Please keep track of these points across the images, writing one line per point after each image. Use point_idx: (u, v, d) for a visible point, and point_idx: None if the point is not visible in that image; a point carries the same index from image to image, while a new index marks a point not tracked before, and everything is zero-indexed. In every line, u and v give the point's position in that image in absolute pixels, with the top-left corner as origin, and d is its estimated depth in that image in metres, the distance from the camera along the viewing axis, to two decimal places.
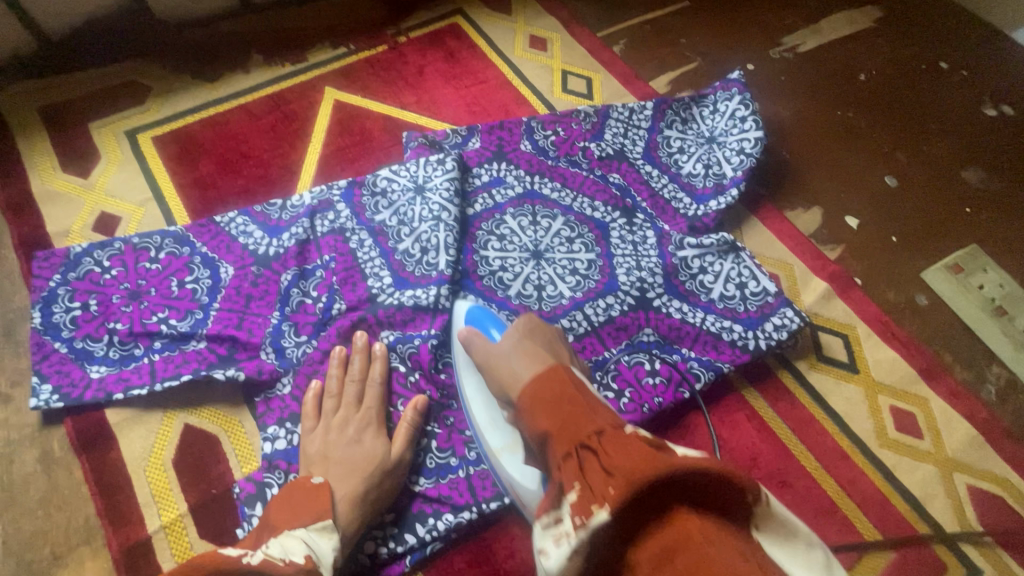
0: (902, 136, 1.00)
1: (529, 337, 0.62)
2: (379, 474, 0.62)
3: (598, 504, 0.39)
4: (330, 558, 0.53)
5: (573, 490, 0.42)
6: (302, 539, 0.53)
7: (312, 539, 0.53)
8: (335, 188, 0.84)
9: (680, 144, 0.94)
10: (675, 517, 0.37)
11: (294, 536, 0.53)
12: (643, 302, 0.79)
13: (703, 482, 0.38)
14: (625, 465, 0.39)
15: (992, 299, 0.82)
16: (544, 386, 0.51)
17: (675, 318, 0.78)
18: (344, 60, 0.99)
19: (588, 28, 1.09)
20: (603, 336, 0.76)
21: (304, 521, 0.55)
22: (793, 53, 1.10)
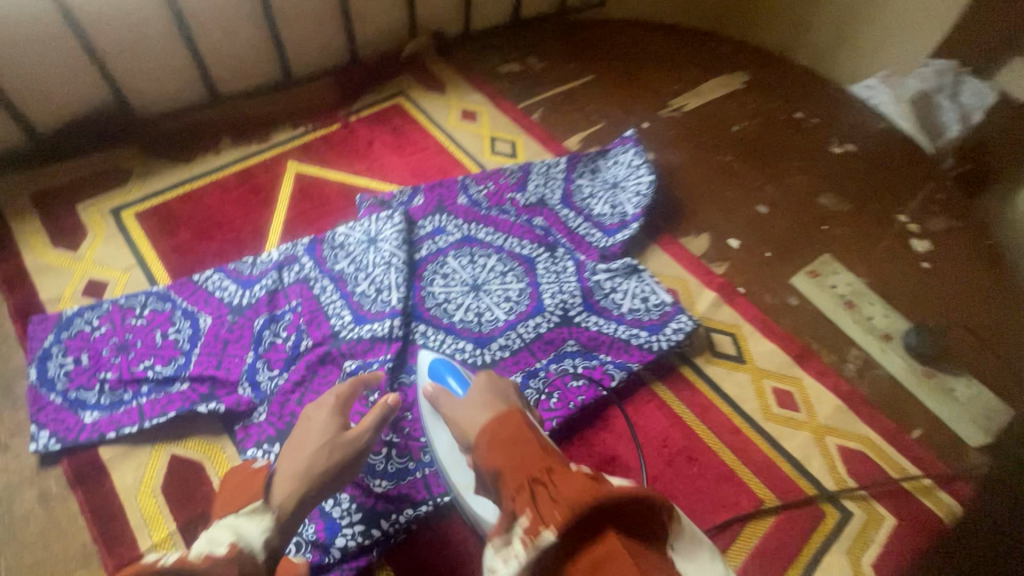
0: (770, 173, 1.24)
1: (488, 389, 0.71)
2: (330, 451, 0.71)
3: (546, 527, 0.50)
4: (256, 541, 0.60)
5: (524, 516, 0.53)
6: (231, 526, 0.60)
7: (241, 524, 0.61)
8: (299, 244, 0.99)
9: (591, 190, 1.13)
10: (604, 536, 0.49)
11: (222, 524, 0.61)
12: (566, 319, 0.94)
13: (632, 507, 0.51)
14: (569, 496, 0.52)
15: (843, 295, 1.02)
16: (501, 427, 0.64)
17: (592, 329, 0.93)
18: (302, 138, 1.16)
19: (510, 101, 1.31)
20: (534, 350, 0.91)
21: (237, 508, 0.64)
22: (679, 112, 1.35)
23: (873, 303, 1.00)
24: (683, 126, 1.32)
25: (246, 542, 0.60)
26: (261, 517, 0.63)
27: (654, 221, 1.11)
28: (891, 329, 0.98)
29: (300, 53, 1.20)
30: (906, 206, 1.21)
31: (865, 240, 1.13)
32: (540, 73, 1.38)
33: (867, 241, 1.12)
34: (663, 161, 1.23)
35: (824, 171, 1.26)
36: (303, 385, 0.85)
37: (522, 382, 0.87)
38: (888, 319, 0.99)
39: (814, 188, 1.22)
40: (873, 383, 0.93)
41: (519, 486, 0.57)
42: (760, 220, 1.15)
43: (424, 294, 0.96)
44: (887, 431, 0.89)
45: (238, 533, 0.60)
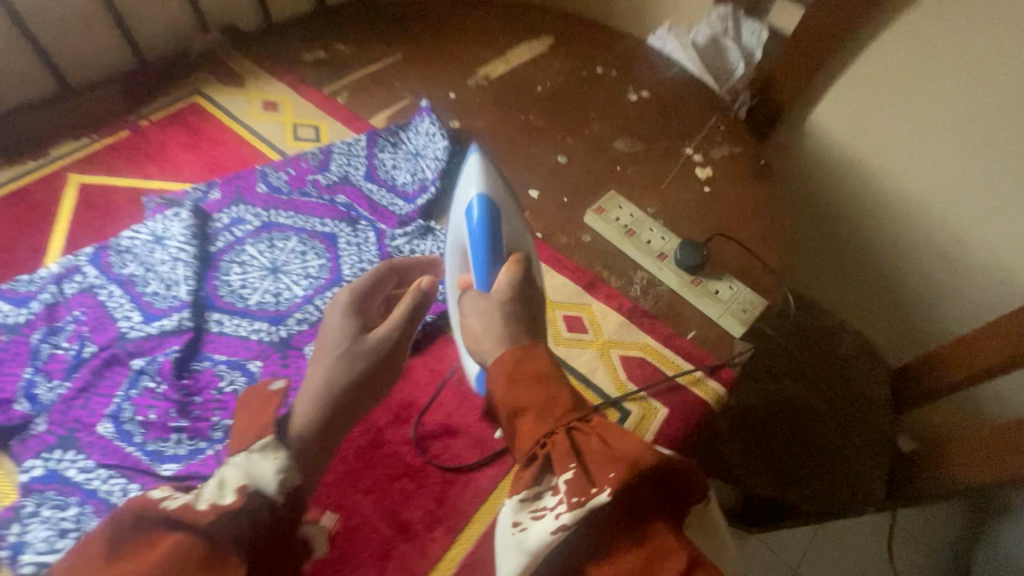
0: (570, 126, 1.33)
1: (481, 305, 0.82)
2: (343, 362, 0.80)
3: (601, 488, 0.64)
4: (261, 480, 0.61)
5: (568, 471, 0.66)
6: (242, 470, 0.61)
7: (251, 465, 0.62)
8: (81, 254, 0.95)
9: (393, 162, 1.17)
10: (653, 536, 0.64)
11: (230, 467, 0.62)
12: None
13: (678, 471, 0.68)
14: (624, 456, 0.66)
15: (625, 225, 1.10)
16: (520, 372, 0.74)
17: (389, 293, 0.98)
18: (87, 149, 1.13)
19: (315, 87, 1.32)
20: None
21: (246, 442, 0.66)
22: (486, 80, 1.40)
23: (651, 230, 1.10)
24: (489, 92, 1.38)
25: (256, 484, 0.60)
26: (273, 457, 0.63)
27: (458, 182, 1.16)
28: (666, 250, 1.08)
29: (73, 60, 1.15)
30: (692, 140, 1.34)
31: (654, 175, 1.25)
32: (345, 56, 1.39)
33: (655, 177, 1.25)
34: (469, 129, 1.30)
35: (620, 119, 1.36)
36: (87, 391, 0.83)
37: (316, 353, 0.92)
38: (663, 241, 1.09)
39: (610, 135, 1.32)
40: (656, 297, 1.03)
41: (541, 440, 0.70)
42: (560, 170, 1.24)
43: (219, 282, 0.96)
44: (666, 336, 0.99)
45: (249, 475, 0.61)
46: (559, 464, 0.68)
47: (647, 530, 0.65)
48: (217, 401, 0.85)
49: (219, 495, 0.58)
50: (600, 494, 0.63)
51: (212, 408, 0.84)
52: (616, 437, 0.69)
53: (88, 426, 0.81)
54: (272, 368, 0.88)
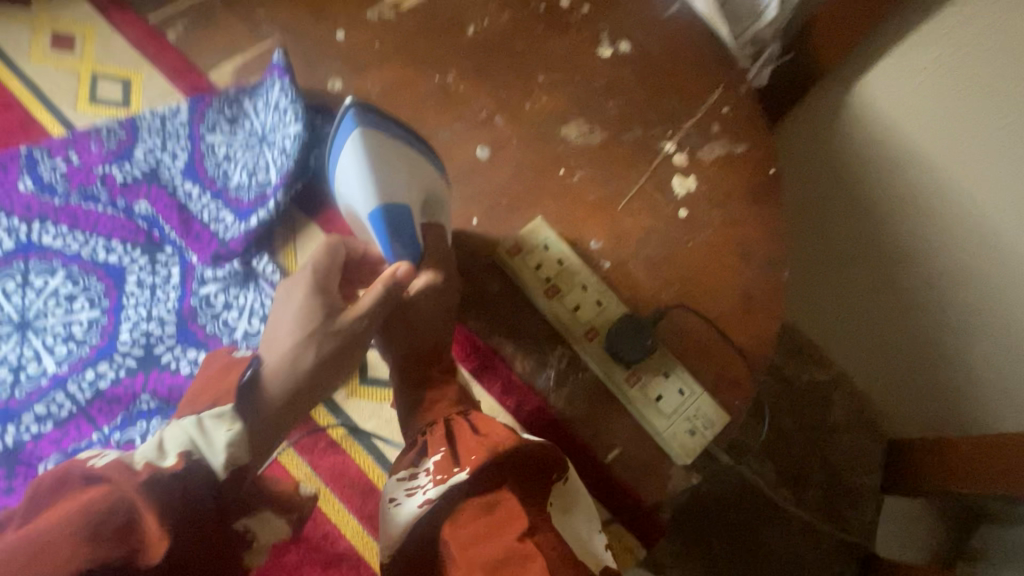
0: (506, 95, 0.93)
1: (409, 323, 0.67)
2: (312, 341, 0.55)
3: (460, 468, 0.54)
4: (218, 451, 0.48)
5: (438, 453, 0.58)
6: (188, 431, 0.48)
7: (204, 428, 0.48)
8: None
9: (226, 151, 0.80)
10: (502, 498, 0.52)
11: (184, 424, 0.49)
12: (149, 360, 0.69)
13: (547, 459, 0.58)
14: (492, 435, 0.57)
15: (547, 279, 0.76)
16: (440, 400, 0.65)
17: (181, 374, 0.68)
18: None
19: (135, 11, 0.89)
20: (93, 414, 0.66)
21: (201, 408, 0.50)
22: (396, 10, 0.96)
23: (584, 289, 0.76)
24: (396, 32, 0.95)
25: (203, 453, 0.48)
26: (228, 426, 0.49)
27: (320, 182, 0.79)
28: (599, 324, 0.74)
29: None
30: (678, 129, 0.93)
31: (613, 187, 0.88)
32: None
33: (613, 188, 0.87)
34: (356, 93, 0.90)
35: (580, 86, 0.95)
36: None
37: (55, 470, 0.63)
38: (598, 309, 0.75)
39: (560, 115, 0.92)
40: (573, 396, 0.74)
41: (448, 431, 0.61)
42: (476, 170, 0.87)
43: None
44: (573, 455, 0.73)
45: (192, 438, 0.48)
46: (458, 458, 0.56)
47: (499, 498, 0.53)
48: None
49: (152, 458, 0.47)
50: (460, 473, 0.54)
51: None
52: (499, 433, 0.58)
53: None
54: None
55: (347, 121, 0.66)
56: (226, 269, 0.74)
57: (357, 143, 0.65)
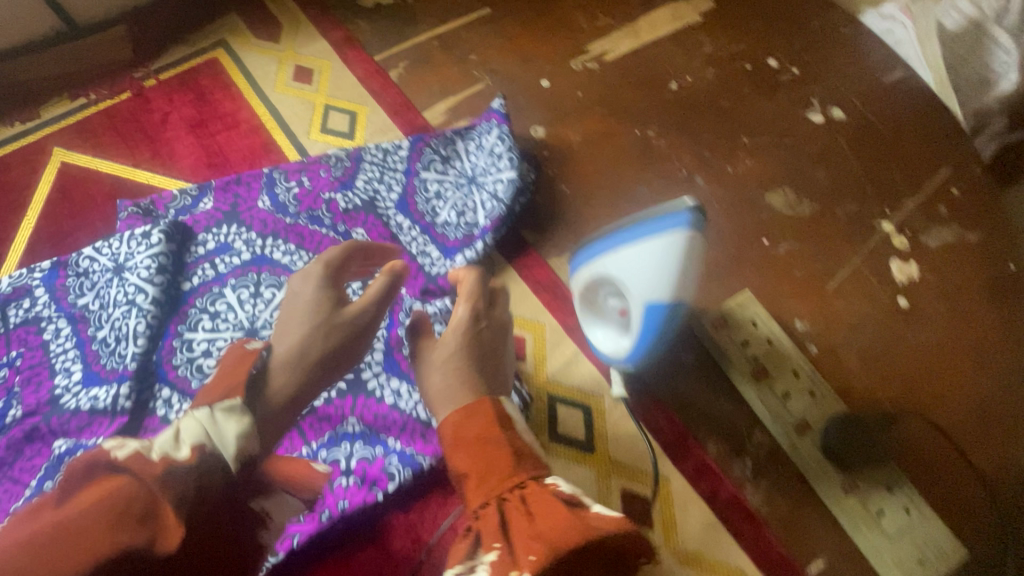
0: (707, 153, 0.90)
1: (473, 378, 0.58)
2: (336, 329, 0.58)
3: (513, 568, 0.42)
4: (233, 446, 0.44)
5: (491, 551, 0.45)
6: (200, 425, 0.44)
7: (215, 422, 0.45)
8: (34, 270, 0.76)
9: (437, 188, 0.84)
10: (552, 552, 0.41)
11: (194, 416, 0.45)
12: (356, 383, 0.70)
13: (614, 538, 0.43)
14: (548, 534, 0.43)
15: (754, 358, 0.71)
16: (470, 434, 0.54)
17: (385, 403, 0.70)
18: (79, 114, 0.91)
19: (366, 52, 0.98)
20: (304, 429, 0.68)
21: (216, 397, 0.48)
22: (599, 62, 0.98)
23: (796, 375, 0.70)
24: (599, 84, 0.96)
25: (216, 447, 0.44)
26: (240, 419, 0.46)
27: (520, 232, 0.82)
28: (812, 417, 0.68)
29: None
30: (899, 208, 0.85)
31: (823, 264, 0.81)
32: (415, 8, 1.03)
33: (822, 265, 0.81)
34: (558, 140, 0.90)
35: (788, 151, 0.90)
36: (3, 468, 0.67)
37: None
38: (812, 402, 0.69)
39: (764, 181, 0.87)
40: (772, 491, 0.67)
41: (486, 505, 0.48)
42: None
43: (183, 337, 0.74)
44: (772, 561, 0.64)
45: (208, 432, 0.44)
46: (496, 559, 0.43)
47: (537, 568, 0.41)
48: None
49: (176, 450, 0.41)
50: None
51: None
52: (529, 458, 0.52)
53: None
54: None
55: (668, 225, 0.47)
56: (431, 304, 0.76)
57: (651, 297, 0.50)
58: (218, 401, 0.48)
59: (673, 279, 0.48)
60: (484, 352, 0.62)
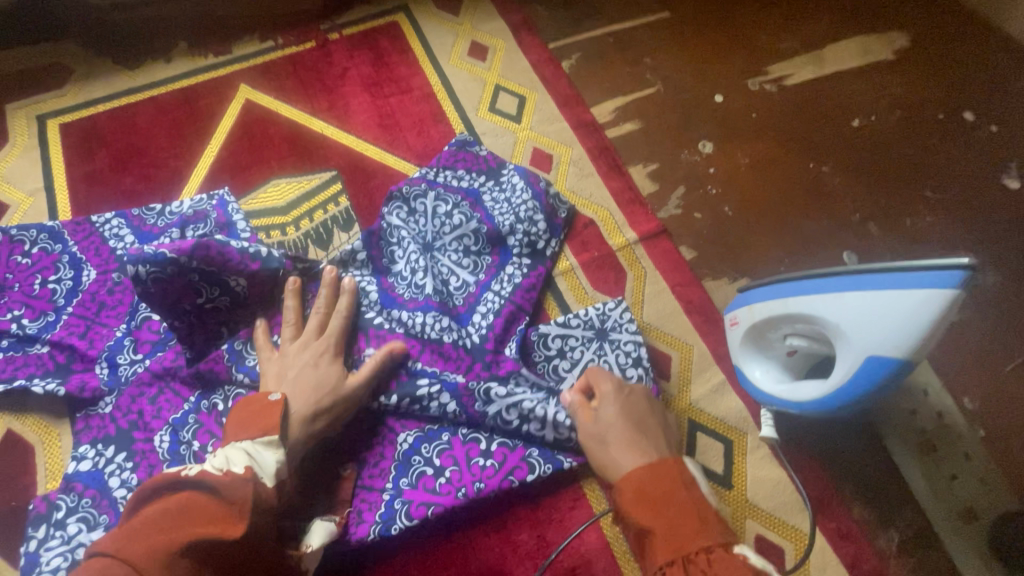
0: (882, 200, 0.84)
1: (631, 438, 0.56)
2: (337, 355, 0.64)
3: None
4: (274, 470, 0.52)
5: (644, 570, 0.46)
6: (244, 453, 0.52)
7: (257, 451, 0.52)
8: (213, 196, 0.81)
9: (406, 269, 0.74)
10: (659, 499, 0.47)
11: (237, 448, 0.52)
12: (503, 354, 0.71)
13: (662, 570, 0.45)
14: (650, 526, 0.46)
15: (920, 431, 0.67)
16: (655, 476, 0.48)
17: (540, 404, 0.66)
18: (267, 56, 0.95)
19: (540, 37, 0.97)
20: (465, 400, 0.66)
21: (254, 434, 0.54)
22: (776, 85, 0.94)
23: (966, 458, 0.66)
24: (774, 108, 0.92)
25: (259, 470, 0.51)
26: (276, 452, 0.54)
27: (676, 247, 0.80)
28: (980, 506, 0.64)
29: None
30: None
31: (1004, 343, 0.74)
32: None
33: (1001, 345, 0.74)
34: (725, 160, 0.87)
35: (977, 214, 0.83)
36: (164, 380, 0.70)
37: (412, 444, 0.66)
38: (982, 489, 0.65)
39: (944, 242, 0.81)
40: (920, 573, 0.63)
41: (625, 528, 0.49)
42: None
43: None
44: None
45: (251, 458, 0.52)
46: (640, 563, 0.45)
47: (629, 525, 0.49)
48: None
49: (234, 466, 0.49)
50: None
51: None
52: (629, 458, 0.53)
53: (149, 430, 0.68)
54: (355, 443, 0.67)
55: (934, 280, 0.44)
56: (511, 343, 0.71)
57: (878, 352, 0.47)
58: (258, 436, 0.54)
59: (915, 339, 0.45)
60: (641, 416, 0.59)
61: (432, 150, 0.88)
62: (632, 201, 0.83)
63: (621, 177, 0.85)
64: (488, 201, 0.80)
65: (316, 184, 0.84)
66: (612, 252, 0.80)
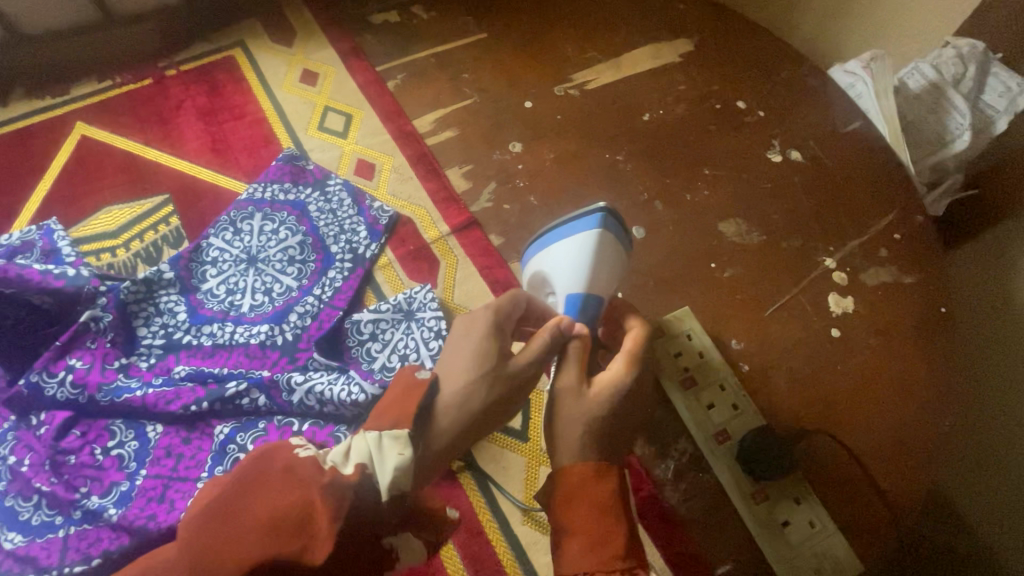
0: (667, 180, 0.96)
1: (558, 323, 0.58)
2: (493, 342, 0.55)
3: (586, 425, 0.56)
4: (388, 474, 0.45)
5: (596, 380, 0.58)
6: (367, 445, 0.46)
7: (382, 445, 0.46)
8: (41, 227, 0.84)
9: (225, 287, 0.82)
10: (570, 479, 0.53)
11: (367, 436, 0.47)
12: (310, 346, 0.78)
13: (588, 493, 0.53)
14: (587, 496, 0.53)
15: (684, 370, 0.78)
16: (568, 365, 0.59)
17: (336, 390, 0.71)
18: (105, 94, 1.00)
19: (368, 61, 1.07)
20: (272, 391, 0.73)
21: (385, 423, 0.48)
22: (579, 89, 1.06)
23: (721, 389, 0.78)
24: (578, 109, 1.04)
25: (374, 470, 0.46)
26: (401, 451, 0.46)
27: (486, 235, 0.89)
28: (731, 428, 0.76)
29: None
30: (843, 246, 0.90)
31: (763, 293, 0.87)
32: (420, 26, 1.12)
33: (760, 294, 0.87)
34: (533, 157, 0.98)
35: (746, 187, 0.97)
36: None
37: (228, 433, 0.71)
38: (733, 414, 0.76)
39: (719, 211, 0.94)
40: (689, 494, 0.74)
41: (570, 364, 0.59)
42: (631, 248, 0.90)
43: (149, 425, 0.72)
44: (677, 551, 0.73)
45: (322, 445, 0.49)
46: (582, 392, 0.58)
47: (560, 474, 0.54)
48: (96, 467, 0.69)
49: (343, 468, 0.45)
50: None
51: (86, 475, 0.68)
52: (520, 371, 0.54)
53: None
54: (173, 440, 0.71)
55: (589, 218, 0.64)
56: (320, 340, 0.78)
57: (570, 288, 0.62)
58: (389, 426, 0.48)
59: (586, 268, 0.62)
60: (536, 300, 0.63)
61: (263, 168, 0.95)
62: (446, 199, 0.92)
63: (437, 179, 0.94)
64: (314, 212, 0.89)
65: (148, 208, 0.89)
66: (426, 245, 0.89)
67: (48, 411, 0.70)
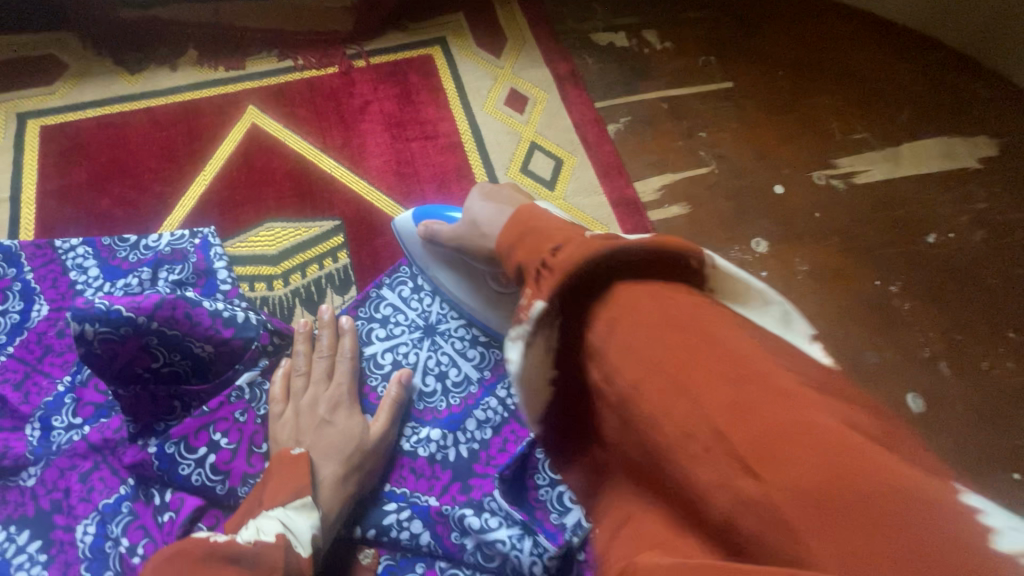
0: (957, 335, 0.74)
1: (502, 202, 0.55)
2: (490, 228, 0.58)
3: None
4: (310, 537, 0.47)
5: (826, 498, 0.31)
6: (278, 519, 0.46)
7: (290, 517, 0.47)
8: (195, 235, 0.70)
9: (394, 362, 0.67)
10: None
11: (269, 516, 0.46)
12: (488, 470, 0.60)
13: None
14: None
15: None
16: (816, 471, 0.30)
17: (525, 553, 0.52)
18: (283, 76, 0.84)
19: (587, 93, 0.87)
20: (438, 531, 0.56)
21: (285, 498, 0.49)
22: (844, 182, 0.83)
23: None
24: (843, 209, 0.81)
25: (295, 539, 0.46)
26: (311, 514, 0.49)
27: None
28: None
29: None
30: None
31: None
32: (653, 59, 0.91)
33: None
34: (781, 263, 0.77)
35: None
36: (106, 453, 0.59)
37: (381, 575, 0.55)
38: None
39: None
40: None
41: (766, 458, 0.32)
42: None
43: None
44: None
45: (288, 525, 0.46)
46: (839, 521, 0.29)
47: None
48: None
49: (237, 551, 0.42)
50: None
51: None
52: (798, 369, 0.31)
53: (72, 516, 0.56)
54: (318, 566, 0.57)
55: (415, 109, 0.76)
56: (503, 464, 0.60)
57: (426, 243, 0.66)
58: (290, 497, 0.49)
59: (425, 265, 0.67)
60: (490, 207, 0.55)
61: None
62: None
63: None
64: None
65: (315, 234, 0.74)
66: None
67: (174, 494, 0.57)
